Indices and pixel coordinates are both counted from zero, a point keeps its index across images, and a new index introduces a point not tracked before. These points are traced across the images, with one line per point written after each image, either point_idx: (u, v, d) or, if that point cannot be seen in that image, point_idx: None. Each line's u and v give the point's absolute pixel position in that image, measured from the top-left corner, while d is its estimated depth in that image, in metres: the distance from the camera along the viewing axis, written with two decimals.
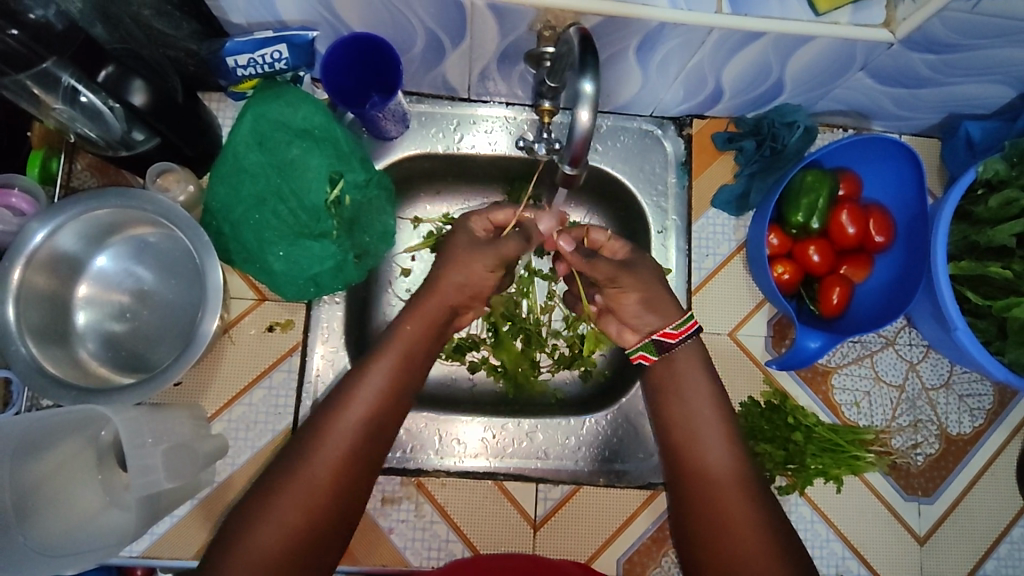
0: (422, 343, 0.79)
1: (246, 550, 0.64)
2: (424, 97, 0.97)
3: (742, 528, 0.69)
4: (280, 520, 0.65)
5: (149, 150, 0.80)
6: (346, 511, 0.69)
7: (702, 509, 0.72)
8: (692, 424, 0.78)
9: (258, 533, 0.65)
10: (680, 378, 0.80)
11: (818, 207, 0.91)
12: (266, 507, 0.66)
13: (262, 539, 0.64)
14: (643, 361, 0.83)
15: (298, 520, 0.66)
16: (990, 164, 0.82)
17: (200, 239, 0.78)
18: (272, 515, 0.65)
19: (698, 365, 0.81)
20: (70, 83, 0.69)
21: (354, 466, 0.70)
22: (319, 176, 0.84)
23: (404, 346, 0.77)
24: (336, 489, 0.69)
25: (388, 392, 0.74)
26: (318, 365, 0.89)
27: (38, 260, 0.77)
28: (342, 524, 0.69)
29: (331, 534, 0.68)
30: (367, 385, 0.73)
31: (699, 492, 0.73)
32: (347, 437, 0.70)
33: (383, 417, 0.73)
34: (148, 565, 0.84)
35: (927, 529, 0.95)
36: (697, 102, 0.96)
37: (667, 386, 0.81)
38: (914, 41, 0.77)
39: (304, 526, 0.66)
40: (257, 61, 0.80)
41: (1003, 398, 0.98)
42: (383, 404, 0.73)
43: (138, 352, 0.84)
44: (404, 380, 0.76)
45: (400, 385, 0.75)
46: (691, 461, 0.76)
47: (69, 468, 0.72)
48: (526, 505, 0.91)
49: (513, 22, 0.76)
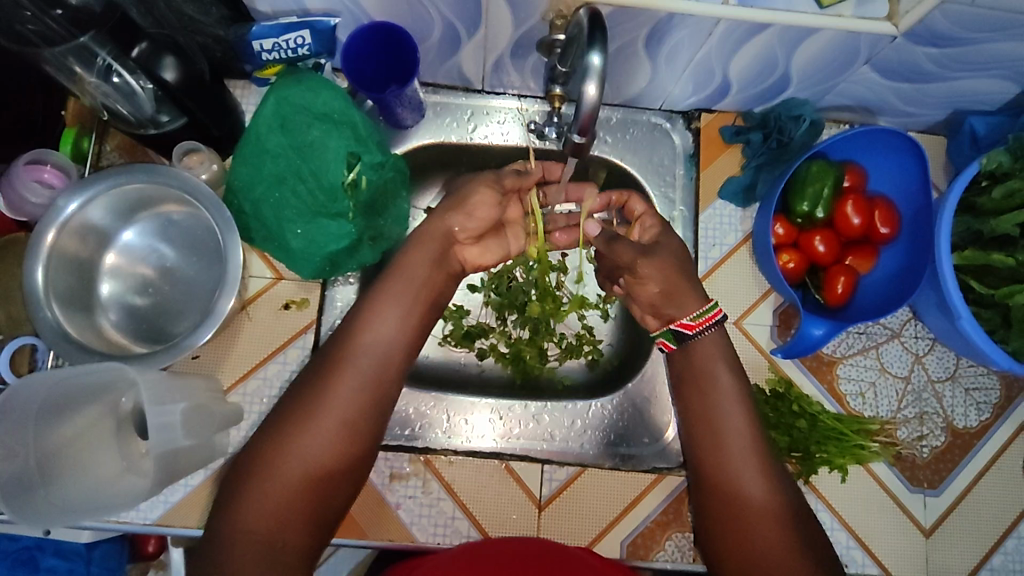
0: (418, 306, 0.75)
1: (239, 527, 0.62)
2: (440, 88, 1.00)
3: (776, 545, 0.69)
4: (273, 488, 0.64)
5: (176, 130, 0.84)
6: (344, 481, 0.68)
7: (730, 527, 0.71)
8: (721, 436, 0.74)
9: (255, 493, 0.64)
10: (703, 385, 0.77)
11: (823, 196, 0.92)
12: (257, 475, 0.65)
13: (255, 512, 0.63)
14: (663, 349, 0.81)
15: (295, 487, 0.65)
16: (993, 157, 0.83)
17: (222, 215, 0.81)
18: (267, 484, 0.64)
19: (717, 342, 0.78)
20: (106, 62, 0.75)
21: (354, 433, 0.68)
22: (338, 157, 0.87)
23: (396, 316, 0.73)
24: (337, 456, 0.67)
25: (390, 349, 0.72)
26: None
27: (69, 229, 0.80)
28: (341, 496, 0.68)
29: (328, 509, 0.67)
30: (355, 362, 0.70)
31: (725, 509, 0.71)
32: (345, 402, 0.68)
33: (382, 384, 0.70)
34: (162, 533, 0.86)
35: (932, 521, 0.95)
36: (705, 95, 0.98)
37: (698, 381, 0.77)
38: (916, 34, 0.79)
39: (303, 493, 0.65)
40: (280, 47, 0.85)
41: (1010, 393, 0.99)
42: (380, 367, 0.71)
43: (158, 324, 0.87)
44: (407, 345, 0.73)
45: (402, 342, 0.73)
46: (726, 481, 0.72)
47: (93, 433, 0.75)
48: (531, 485, 0.92)
49: (526, 11, 0.79)
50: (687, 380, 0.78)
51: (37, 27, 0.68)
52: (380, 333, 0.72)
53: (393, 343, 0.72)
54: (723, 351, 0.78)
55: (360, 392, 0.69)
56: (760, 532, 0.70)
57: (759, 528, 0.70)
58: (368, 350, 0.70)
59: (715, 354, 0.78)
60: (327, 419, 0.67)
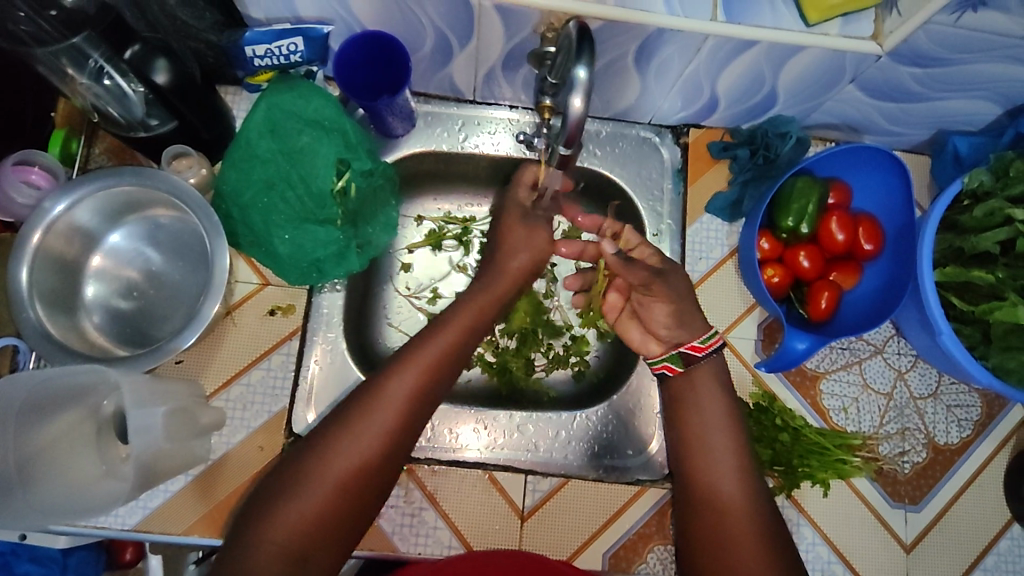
0: (452, 358, 0.76)
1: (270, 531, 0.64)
2: (431, 98, 1.01)
3: (744, 542, 0.70)
4: (290, 518, 0.65)
5: (167, 133, 0.84)
6: (358, 519, 0.69)
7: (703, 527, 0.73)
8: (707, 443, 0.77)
9: (291, 500, 0.65)
10: (696, 381, 0.82)
11: (808, 212, 0.93)
12: (277, 506, 0.65)
13: (287, 519, 0.64)
14: (668, 371, 0.83)
15: (311, 521, 0.65)
16: (974, 176, 0.85)
17: (210, 219, 0.81)
18: (286, 514, 0.65)
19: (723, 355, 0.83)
20: (98, 64, 0.74)
21: (376, 473, 0.69)
22: (327, 163, 0.86)
23: (446, 341, 0.77)
24: (357, 493, 0.68)
25: (422, 398, 0.73)
26: (313, 372, 0.91)
27: (54, 230, 0.80)
28: (351, 534, 0.69)
29: (340, 543, 0.67)
30: (397, 385, 0.72)
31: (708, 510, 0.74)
32: (371, 443, 0.69)
33: (409, 431, 0.72)
34: (139, 539, 0.85)
35: (913, 537, 0.95)
36: (694, 111, 1.00)
37: (683, 389, 0.82)
38: (900, 53, 0.80)
39: (317, 527, 0.65)
40: (273, 52, 0.85)
41: (991, 410, 1.00)
42: (409, 412, 0.71)
43: (142, 328, 0.86)
44: (445, 379, 0.75)
45: (434, 391, 0.74)
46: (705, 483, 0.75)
47: (71, 436, 0.75)
48: (514, 495, 0.91)
49: (517, 23, 0.80)
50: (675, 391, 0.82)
51: (28, 26, 0.68)
52: (416, 380, 0.73)
53: (426, 391, 0.73)
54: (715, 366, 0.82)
55: (400, 420, 0.71)
56: (731, 528, 0.72)
57: (729, 524, 0.72)
58: (402, 394, 0.71)
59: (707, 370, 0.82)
60: (366, 436, 0.69)
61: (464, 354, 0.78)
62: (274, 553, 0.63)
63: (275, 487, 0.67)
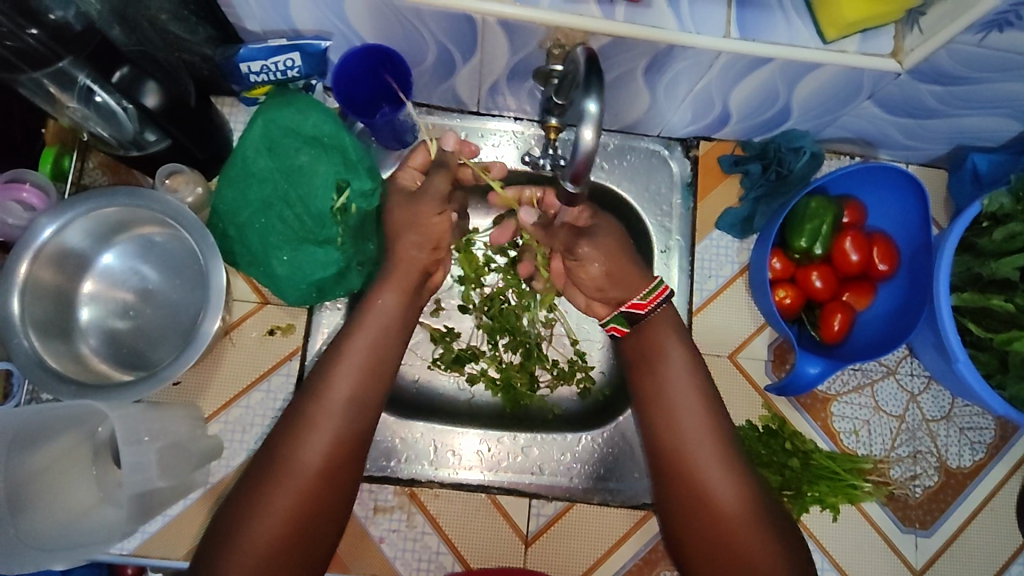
0: (382, 357, 0.77)
1: (247, 534, 0.67)
2: (434, 109, 0.98)
3: (748, 535, 0.71)
4: (252, 540, 0.66)
5: (160, 151, 0.82)
6: (323, 532, 0.70)
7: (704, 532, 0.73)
8: (684, 439, 0.76)
9: (265, 502, 0.68)
10: (661, 375, 0.80)
11: (821, 233, 0.91)
12: (236, 533, 0.67)
13: (263, 522, 0.67)
14: (616, 333, 0.85)
15: (277, 536, 0.67)
16: (995, 198, 0.82)
17: (205, 240, 0.79)
18: (246, 539, 0.66)
19: (682, 363, 0.80)
20: (86, 84, 0.71)
21: (329, 485, 0.70)
22: (326, 183, 0.85)
23: (381, 320, 0.79)
24: (313, 507, 0.69)
25: (358, 403, 0.74)
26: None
27: (45, 254, 0.78)
28: (320, 548, 0.70)
29: (320, 535, 0.70)
30: (343, 374, 0.74)
31: (700, 508, 0.73)
32: (315, 455, 0.70)
33: (351, 439, 0.72)
34: (138, 564, 0.84)
35: (923, 562, 0.93)
36: (704, 124, 0.97)
37: (653, 391, 0.80)
38: (921, 72, 0.77)
39: (284, 539, 0.67)
40: (270, 68, 0.82)
41: (1004, 433, 0.98)
42: (346, 421, 0.72)
43: (137, 350, 0.85)
44: (387, 361, 0.78)
45: (369, 393, 0.75)
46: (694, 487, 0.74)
47: (63, 462, 0.72)
48: (518, 520, 0.91)
49: (523, 39, 0.77)
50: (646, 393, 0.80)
51: (13, 42, 0.64)
52: (348, 391, 0.74)
53: (361, 396, 0.74)
54: (688, 375, 0.79)
55: (349, 407, 0.73)
56: (729, 521, 0.72)
57: (727, 520, 0.72)
58: (337, 402, 0.73)
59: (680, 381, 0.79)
60: (322, 427, 0.71)
61: (392, 354, 0.78)
62: (260, 554, 0.66)
63: (246, 492, 0.69)
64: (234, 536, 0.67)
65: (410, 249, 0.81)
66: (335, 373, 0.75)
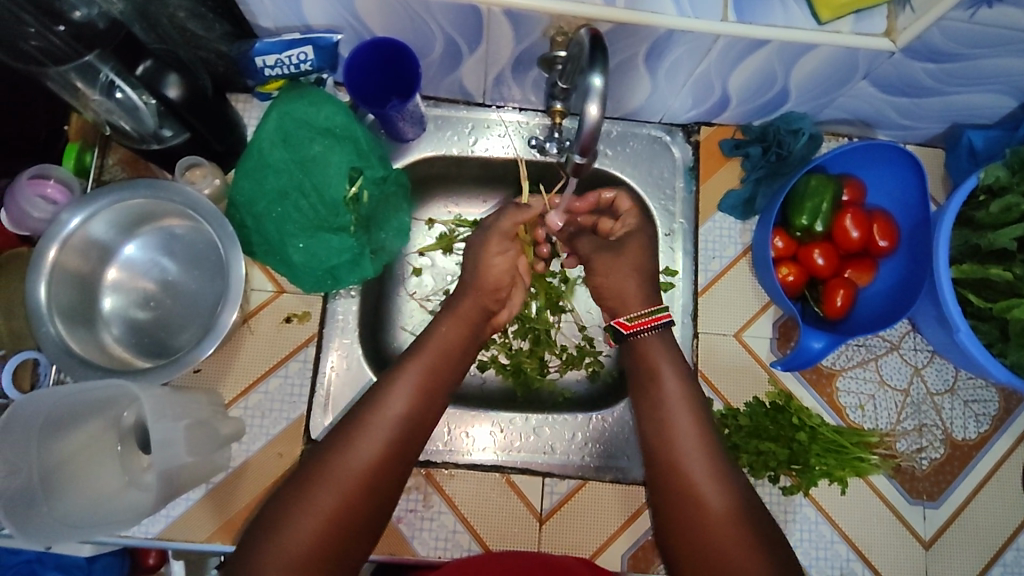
0: (439, 379, 0.80)
1: (291, 528, 0.67)
2: (441, 101, 1.01)
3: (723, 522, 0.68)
4: (296, 535, 0.66)
5: (178, 145, 0.85)
6: (357, 539, 0.70)
7: (679, 516, 0.70)
8: (668, 422, 0.75)
9: (313, 498, 0.68)
10: (653, 359, 0.80)
11: (822, 211, 0.93)
12: (279, 526, 0.67)
13: (307, 517, 0.67)
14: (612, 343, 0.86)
15: (320, 531, 0.67)
16: (991, 170, 0.84)
17: (224, 230, 0.82)
18: (288, 532, 0.66)
19: (660, 351, 0.81)
20: (109, 77, 0.75)
21: (375, 488, 0.71)
22: (340, 171, 0.87)
23: (440, 346, 0.83)
24: (354, 510, 0.70)
25: (410, 421, 0.76)
26: (332, 359, 0.92)
27: (71, 244, 0.81)
28: (353, 554, 0.70)
29: (360, 537, 0.70)
30: (399, 389, 0.77)
31: (677, 493, 0.71)
32: (364, 459, 0.71)
33: (398, 453, 0.74)
34: (163, 546, 0.86)
35: (932, 534, 0.95)
36: (705, 109, 0.99)
37: (646, 376, 0.80)
38: (914, 49, 0.79)
39: (327, 536, 0.68)
40: (283, 62, 0.85)
41: (1008, 405, 0.99)
42: (398, 432, 0.74)
43: (159, 338, 0.87)
44: (442, 385, 0.81)
45: (422, 410, 0.77)
46: (669, 466, 0.73)
47: (93, 447, 0.77)
48: (532, 498, 0.92)
49: (527, 27, 0.80)
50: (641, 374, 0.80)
51: (40, 42, 0.67)
52: (402, 404, 0.76)
53: (414, 411, 0.76)
54: (669, 362, 0.80)
55: (403, 419, 0.75)
56: (705, 509, 0.69)
57: (703, 507, 0.69)
58: (392, 413, 0.75)
59: (664, 371, 0.79)
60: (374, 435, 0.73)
61: (447, 378, 0.82)
62: (300, 550, 0.66)
63: (294, 488, 0.70)
64: (277, 529, 0.67)
65: (484, 284, 0.89)
66: (391, 387, 0.77)
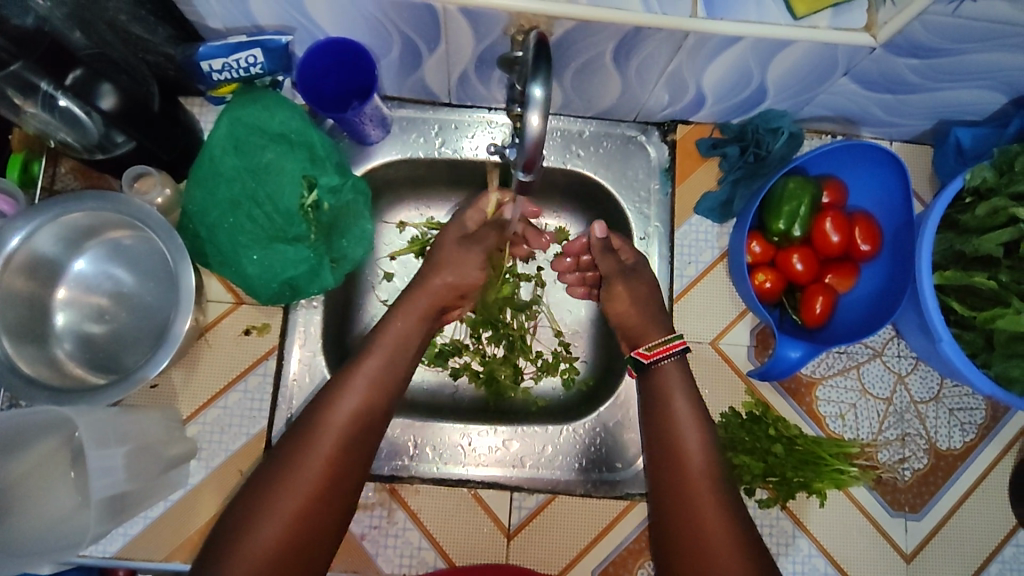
0: (394, 370, 0.78)
1: (253, 534, 0.65)
2: (406, 102, 0.97)
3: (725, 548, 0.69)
4: (260, 541, 0.65)
5: (125, 154, 0.82)
6: (323, 540, 0.68)
7: (682, 539, 0.72)
8: (679, 447, 0.76)
9: (275, 501, 0.67)
10: (668, 388, 0.80)
11: (800, 214, 0.89)
12: (242, 532, 0.65)
13: (270, 522, 0.65)
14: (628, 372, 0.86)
15: (284, 535, 0.66)
16: (977, 172, 0.80)
17: (173, 241, 0.78)
18: (249, 540, 0.65)
19: (677, 380, 0.81)
20: (46, 90, 0.73)
21: (337, 487, 0.70)
22: (293, 179, 0.84)
23: (396, 337, 0.81)
24: (319, 512, 0.68)
25: (366, 414, 0.74)
26: (295, 368, 0.90)
27: (15, 263, 0.78)
28: (319, 555, 0.68)
29: (325, 538, 0.69)
30: (355, 383, 0.75)
31: (684, 517, 0.72)
32: (323, 456, 0.70)
33: (357, 448, 0.72)
34: (122, 566, 0.84)
35: (914, 547, 0.92)
36: (680, 107, 0.95)
37: (659, 400, 0.80)
38: (896, 45, 0.75)
39: (290, 539, 0.66)
40: (231, 66, 0.81)
41: (995, 412, 0.96)
42: (352, 430, 0.72)
43: (113, 354, 0.85)
44: (398, 375, 0.79)
45: (380, 402, 0.75)
46: (679, 491, 0.74)
47: (46, 465, 0.74)
48: (500, 513, 0.90)
49: (486, 26, 0.76)
50: (654, 394, 0.81)
51: None
52: (359, 399, 0.74)
53: (371, 404, 0.74)
54: (684, 391, 0.80)
55: (359, 413, 0.73)
56: (710, 535, 0.70)
57: (709, 533, 0.70)
58: (348, 407, 0.73)
59: (676, 397, 0.80)
60: (333, 430, 0.71)
61: (403, 368, 0.80)
62: (264, 555, 0.64)
63: (254, 491, 0.68)
64: (239, 535, 0.65)
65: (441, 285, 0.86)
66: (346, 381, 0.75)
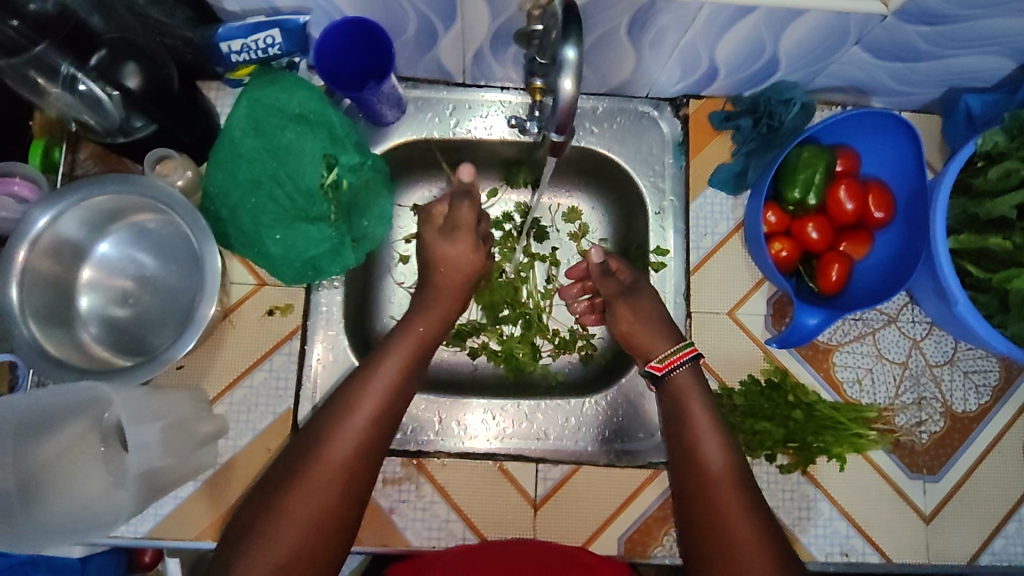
0: (414, 369, 0.80)
1: (280, 517, 0.66)
2: (420, 82, 0.98)
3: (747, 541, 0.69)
4: (286, 525, 0.66)
5: (146, 136, 0.82)
6: (345, 528, 0.69)
7: (706, 536, 0.71)
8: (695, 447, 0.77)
9: (301, 488, 0.68)
10: (684, 397, 0.82)
11: (814, 182, 0.90)
12: (270, 516, 0.66)
13: (297, 509, 0.66)
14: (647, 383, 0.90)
15: (309, 522, 0.66)
16: (989, 136, 0.81)
17: (197, 223, 0.79)
18: (276, 522, 0.66)
19: (691, 387, 0.83)
20: (71, 72, 0.73)
21: (359, 475, 0.71)
22: (314, 160, 0.84)
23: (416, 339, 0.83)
24: (342, 499, 0.69)
25: (387, 409, 0.75)
26: (317, 352, 0.91)
27: (41, 245, 0.78)
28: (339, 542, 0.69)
29: (346, 526, 0.69)
30: (378, 376, 0.77)
31: (705, 516, 0.73)
32: (347, 447, 0.71)
33: (379, 441, 0.73)
34: (154, 545, 0.85)
35: (932, 508, 0.94)
36: (692, 81, 0.96)
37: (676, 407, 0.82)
38: (907, 12, 0.76)
39: (314, 526, 0.67)
40: (249, 47, 0.83)
41: (1009, 374, 0.97)
42: (378, 418, 0.74)
43: (139, 336, 0.85)
44: (417, 374, 0.81)
45: (400, 398, 0.77)
46: (698, 490, 0.74)
47: (76, 449, 0.72)
48: (525, 485, 0.91)
49: (502, 2, 0.76)
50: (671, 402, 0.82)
51: None
52: (380, 393, 0.75)
53: (392, 399, 0.76)
54: (698, 396, 0.82)
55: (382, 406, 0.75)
56: (733, 533, 0.70)
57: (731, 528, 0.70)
58: (372, 401, 0.74)
59: (690, 402, 0.81)
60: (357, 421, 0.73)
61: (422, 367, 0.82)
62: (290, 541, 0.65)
63: (280, 479, 0.69)
64: (265, 521, 0.66)
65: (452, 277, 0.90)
66: (369, 376, 0.77)
